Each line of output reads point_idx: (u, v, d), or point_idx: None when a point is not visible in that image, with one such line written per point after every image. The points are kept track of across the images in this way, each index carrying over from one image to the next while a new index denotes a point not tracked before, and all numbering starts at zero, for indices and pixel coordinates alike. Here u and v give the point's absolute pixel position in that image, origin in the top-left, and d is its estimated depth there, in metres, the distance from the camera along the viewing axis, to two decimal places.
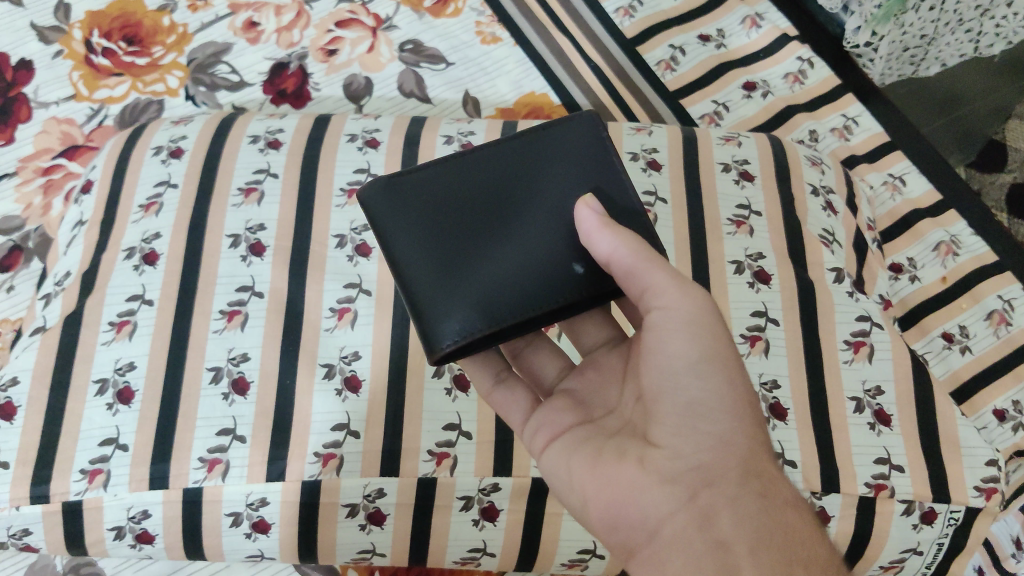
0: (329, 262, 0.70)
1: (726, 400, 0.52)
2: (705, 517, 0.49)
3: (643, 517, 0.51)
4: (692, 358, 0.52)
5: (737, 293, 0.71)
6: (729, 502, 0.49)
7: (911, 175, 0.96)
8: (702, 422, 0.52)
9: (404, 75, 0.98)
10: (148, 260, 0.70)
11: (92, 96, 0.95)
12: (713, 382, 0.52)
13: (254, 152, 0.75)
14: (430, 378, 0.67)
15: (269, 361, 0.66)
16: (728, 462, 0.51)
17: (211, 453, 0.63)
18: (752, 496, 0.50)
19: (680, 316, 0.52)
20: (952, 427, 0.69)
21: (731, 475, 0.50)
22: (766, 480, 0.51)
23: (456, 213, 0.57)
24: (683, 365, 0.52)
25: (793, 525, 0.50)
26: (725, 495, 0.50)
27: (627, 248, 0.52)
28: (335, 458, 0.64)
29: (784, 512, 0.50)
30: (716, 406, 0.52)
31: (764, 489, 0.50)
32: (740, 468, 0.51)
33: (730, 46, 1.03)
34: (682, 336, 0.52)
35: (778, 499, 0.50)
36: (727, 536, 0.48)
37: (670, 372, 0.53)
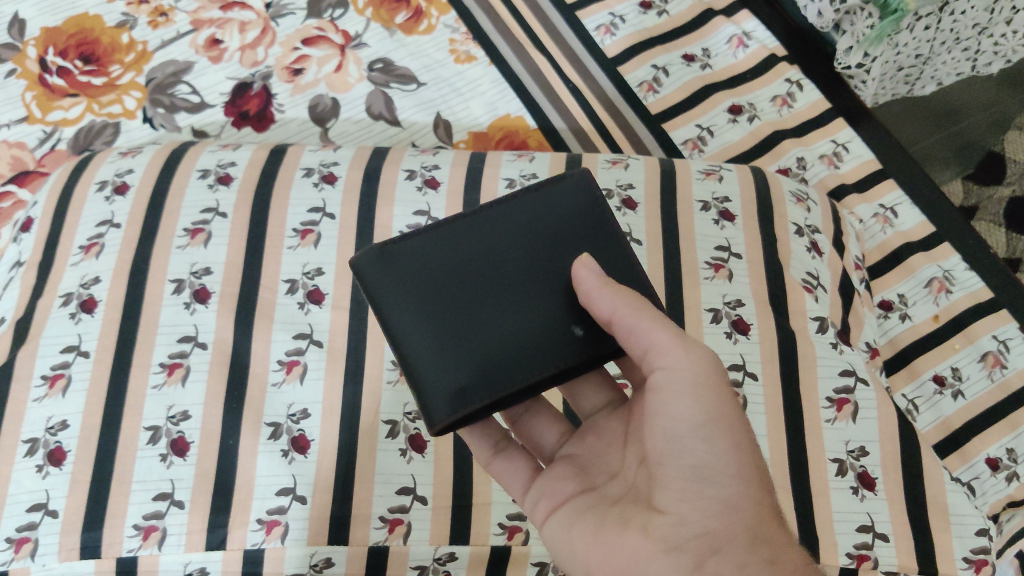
0: (278, 310, 0.66)
1: (733, 463, 0.50)
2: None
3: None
4: (696, 422, 0.50)
5: (714, 345, 0.66)
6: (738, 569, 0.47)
7: (903, 206, 0.91)
8: (709, 489, 0.49)
9: (372, 96, 0.93)
10: (85, 307, 0.65)
11: (45, 118, 0.91)
12: (720, 448, 0.50)
13: (203, 189, 0.71)
14: (384, 439, 0.62)
15: (211, 419, 0.62)
16: (736, 528, 0.49)
17: (147, 520, 0.59)
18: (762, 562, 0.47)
19: (686, 378, 0.50)
20: (939, 492, 0.65)
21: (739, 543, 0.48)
22: (773, 545, 0.49)
23: (448, 279, 0.53)
24: (688, 429, 0.50)
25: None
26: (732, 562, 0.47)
27: (631, 312, 0.49)
28: (279, 525, 0.60)
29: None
30: (721, 470, 0.50)
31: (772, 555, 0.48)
32: (748, 534, 0.49)
33: (716, 66, 0.98)
34: (687, 401, 0.50)
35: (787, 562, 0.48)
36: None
37: (674, 437, 0.50)
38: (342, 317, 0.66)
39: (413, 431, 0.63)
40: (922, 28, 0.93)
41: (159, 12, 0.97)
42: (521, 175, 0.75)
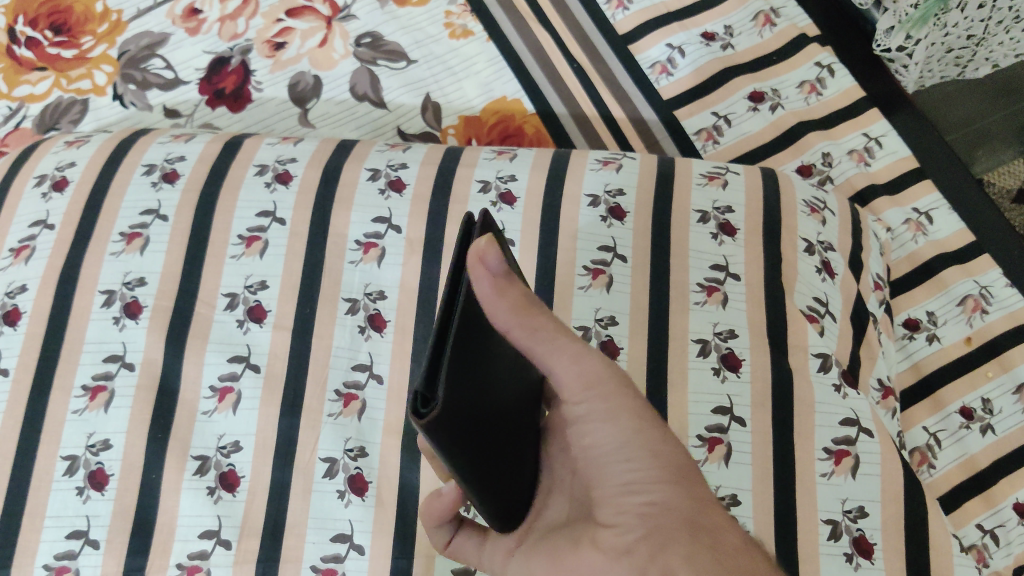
0: (214, 328, 0.60)
1: (662, 465, 0.41)
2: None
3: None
4: (615, 440, 0.41)
5: (698, 383, 0.59)
6: (684, 562, 0.38)
7: (940, 212, 0.82)
8: (640, 493, 0.41)
9: (357, 74, 0.86)
10: (9, 319, 0.60)
11: (11, 93, 0.85)
12: (637, 450, 0.41)
13: (145, 187, 0.65)
14: (320, 479, 0.56)
15: (133, 450, 0.56)
16: (674, 525, 0.39)
17: (58, 560, 0.54)
18: (705, 554, 0.38)
19: (600, 403, 0.41)
20: (945, 562, 0.57)
21: (680, 533, 0.39)
22: (716, 532, 0.39)
23: (462, 361, 0.35)
24: (608, 449, 0.42)
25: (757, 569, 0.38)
26: (679, 556, 0.38)
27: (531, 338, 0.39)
28: (200, 571, 0.54)
29: (742, 559, 0.38)
30: (648, 471, 0.41)
31: (714, 541, 0.39)
32: (688, 525, 0.39)
33: (739, 46, 0.89)
34: (600, 422, 0.42)
35: (732, 547, 0.39)
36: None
37: (602, 459, 0.42)
38: (284, 339, 0.60)
39: (353, 471, 0.57)
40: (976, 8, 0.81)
41: None
42: (497, 176, 0.67)
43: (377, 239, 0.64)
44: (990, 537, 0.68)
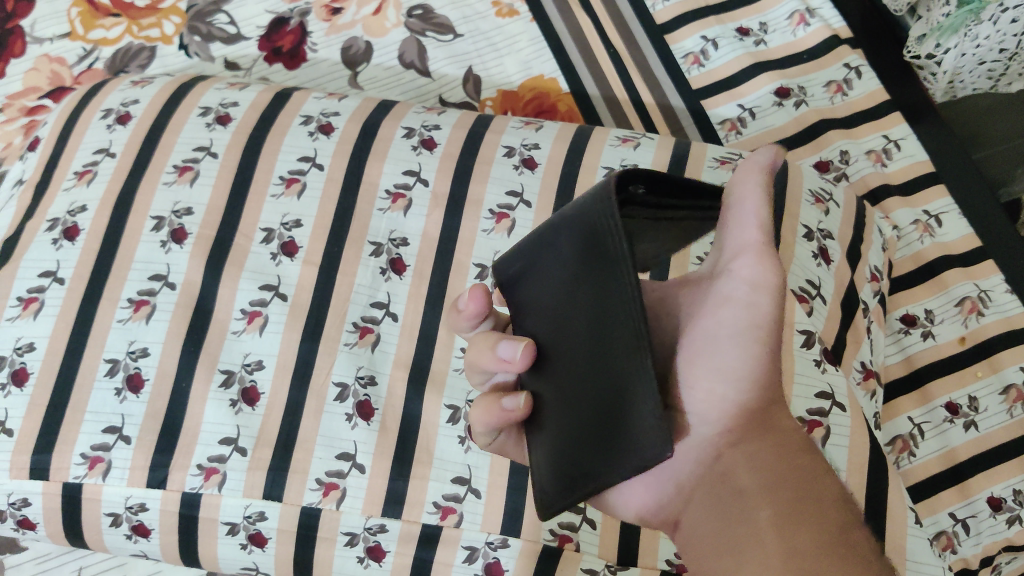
0: (250, 258, 0.66)
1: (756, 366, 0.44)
2: (728, 476, 0.43)
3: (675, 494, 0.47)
4: (738, 326, 0.44)
5: None
6: (749, 459, 0.43)
7: (950, 216, 0.85)
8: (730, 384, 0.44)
9: (406, 43, 0.91)
10: (68, 234, 0.67)
11: (87, 36, 0.92)
12: (750, 357, 0.44)
13: (200, 127, 0.71)
14: (331, 401, 0.62)
15: (168, 359, 0.63)
16: (749, 422, 0.44)
17: (94, 450, 0.61)
18: (774, 448, 0.43)
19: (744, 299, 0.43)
20: (901, 534, 0.60)
21: (752, 433, 0.44)
22: (784, 435, 0.44)
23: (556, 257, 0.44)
24: (726, 332, 0.44)
25: (821, 479, 0.41)
26: (743, 454, 0.43)
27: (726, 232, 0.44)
28: (217, 473, 0.61)
29: (803, 456, 0.43)
30: (744, 388, 0.44)
31: (780, 439, 0.43)
32: (762, 423, 0.44)
33: (771, 43, 0.93)
34: (735, 317, 0.44)
35: (794, 448, 0.43)
36: (742, 489, 0.41)
37: (719, 357, 0.44)
38: (311, 273, 0.65)
39: (362, 397, 0.62)
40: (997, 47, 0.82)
41: None
42: (522, 144, 0.72)
43: (405, 190, 0.69)
44: (961, 526, 0.71)
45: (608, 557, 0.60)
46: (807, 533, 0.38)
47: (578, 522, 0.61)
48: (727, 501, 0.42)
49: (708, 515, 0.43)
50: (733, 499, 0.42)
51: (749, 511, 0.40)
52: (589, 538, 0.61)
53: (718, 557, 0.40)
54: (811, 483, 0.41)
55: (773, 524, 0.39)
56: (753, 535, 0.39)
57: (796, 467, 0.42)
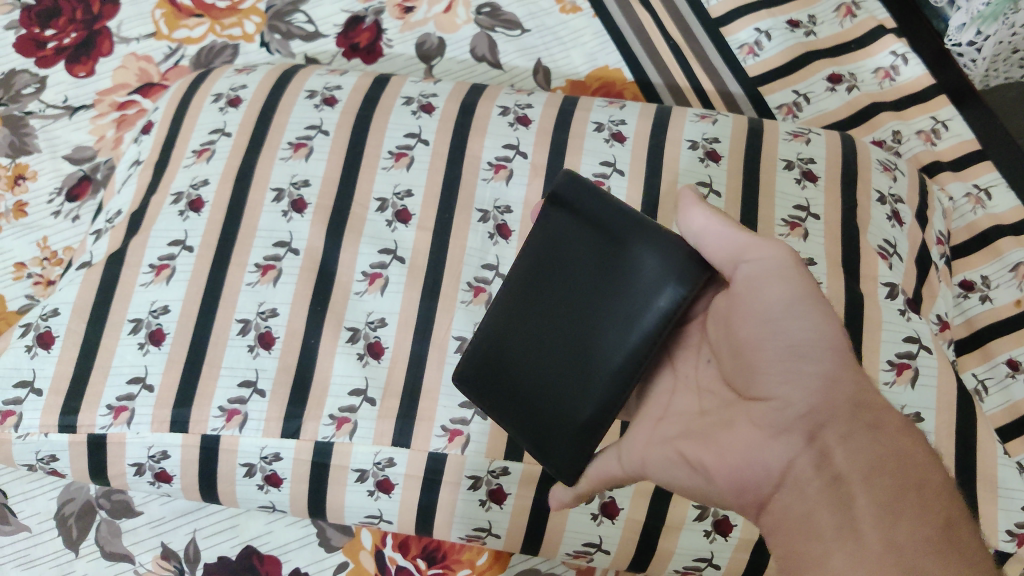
0: (367, 225, 0.70)
1: (830, 340, 0.49)
2: (823, 458, 0.47)
3: (760, 481, 0.49)
4: (788, 301, 0.50)
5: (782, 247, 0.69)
6: (842, 440, 0.47)
7: (999, 189, 0.90)
8: (804, 361, 0.49)
9: (477, 39, 0.96)
10: (193, 207, 0.71)
11: (171, 35, 0.97)
12: (816, 327, 0.49)
13: (309, 107, 0.76)
14: (452, 354, 0.66)
15: (297, 318, 0.67)
16: (836, 401, 0.48)
17: (231, 403, 0.64)
18: (867, 429, 0.47)
19: (774, 266, 0.51)
20: (991, 464, 0.64)
21: (842, 414, 0.48)
22: (876, 413, 0.48)
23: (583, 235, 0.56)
24: (779, 310, 0.50)
25: (916, 455, 0.47)
26: (837, 436, 0.47)
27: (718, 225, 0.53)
28: (349, 422, 0.64)
29: (899, 441, 0.47)
30: (819, 361, 0.49)
31: (875, 420, 0.48)
32: (851, 403, 0.48)
33: (821, 34, 0.99)
34: (774, 284, 0.50)
35: (892, 427, 0.48)
36: (841, 476, 0.46)
37: (779, 332, 0.50)
38: (425, 238, 0.70)
39: None
40: None
41: None
42: (610, 120, 0.77)
43: (506, 162, 0.74)
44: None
45: None
46: (907, 529, 0.43)
47: None
48: (824, 488, 0.46)
49: (804, 499, 0.47)
50: (830, 484, 0.46)
51: (846, 497, 0.45)
52: None
53: (817, 544, 0.45)
54: (912, 471, 0.46)
55: (873, 519, 0.44)
56: (852, 528, 0.44)
57: (891, 454, 0.46)
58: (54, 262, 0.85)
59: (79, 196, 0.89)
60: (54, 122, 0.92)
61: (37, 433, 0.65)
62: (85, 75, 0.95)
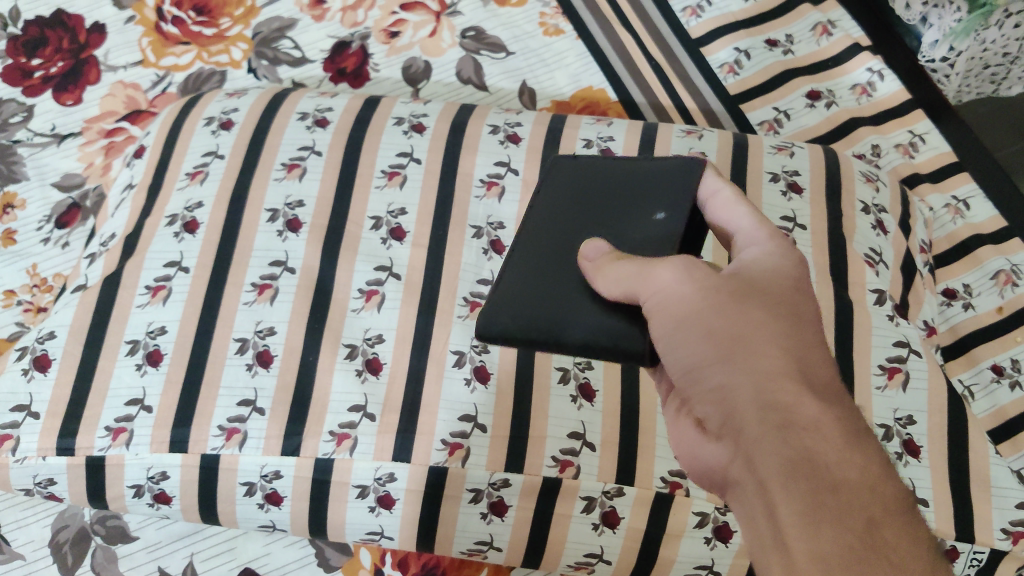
0: (362, 243, 0.72)
1: (723, 344, 0.42)
2: (748, 466, 0.39)
3: (713, 481, 0.43)
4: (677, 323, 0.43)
5: None
6: (759, 443, 0.39)
7: (977, 200, 0.93)
8: (705, 376, 0.42)
9: (463, 62, 0.98)
10: (188, 228, 0.71)
11: (158, 63, 0.98)
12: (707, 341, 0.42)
13: (301, 129, 0.78)
14: (451, 367, 0.66)
15: (294, 336, 0.67)
16: (743, 403, 0.40)
17: (230, 422, 0.64)
18: (780, 432, 0.39)
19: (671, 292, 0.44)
20: (984, 463, 0.66)
21: (751, 416, 0.40)
22: (789, 405, 0.40)
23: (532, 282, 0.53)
24: (672, 332, 0.44)
25: (839, 454, 0.38)
26: (752, 440, 0.39)
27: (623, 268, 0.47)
28: (349, 438, 0.64)
29: (816, 433, 0.39)
30: (720, 370, 0.42)
31: (787, 418, 0.39)
32: (759, 403, 0.40)
33: (798, 52, 1.02)
34: (661, 320, 0.44)
35: (808, 420, 0.39)
36: (763, 483, 0.38)
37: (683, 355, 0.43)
38: (421, 254, 0.71)
39: (478, 363, 0.67)
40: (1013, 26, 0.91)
41: None
42: (598, 137, 0.79)
43: (497, 179, 0.76)
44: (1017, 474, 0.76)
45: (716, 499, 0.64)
46: (833, 540, 0.36)
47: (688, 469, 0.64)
48: (755, 495, 0.39)
49: (743, 509, 0.40)
50: (757, 494, 0.39)
51: (776, 514, 0.37)
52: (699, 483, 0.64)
53: (763, 563, 0.38)
54: (831, 471, 0.37)
55: (802, 532, 0.36)
56: (782, 539, 0.37)
57: (812, 451, 0.38)
58: (43, 289, 0.85)
59: (68, 223, 0.89)
60: (42, 150, 0.92)
61: (35, 456, 0.64)
62: (72, 103, 0.95)
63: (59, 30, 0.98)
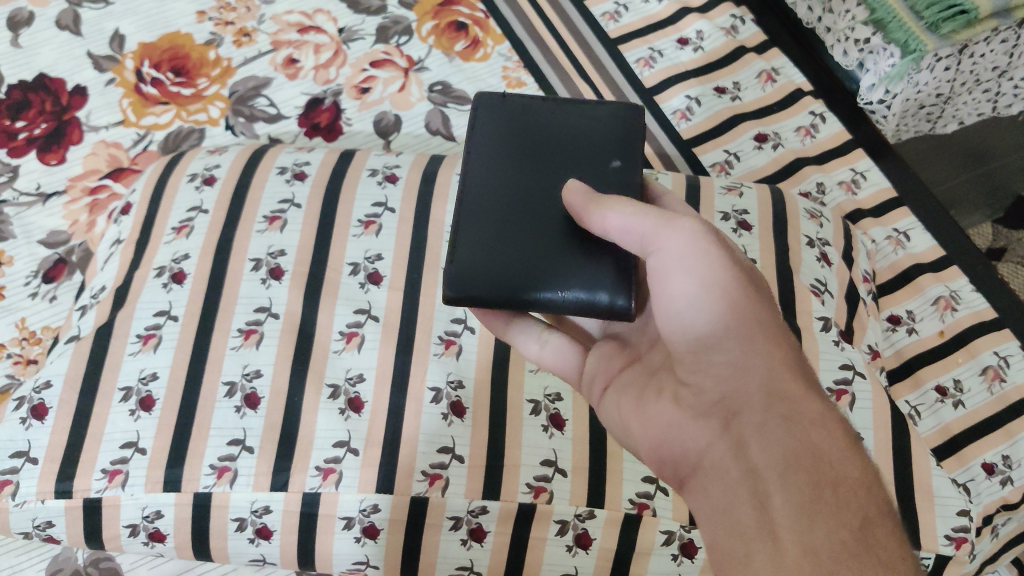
0: (342, 289, 0.76)
1: (737, 327, 0.50)
2: (739, 448, 0.45)
3: (681, 459, 0.49)
4: (691, 293, 0.51)
5: None
6: (759, 428, 0.46)
7: (916, 232, 1.00)
8: (718, 353, 0.50)
9: (431, 114, 1.04)
10: (176, 279, 0.75)
11: (139, 122, 1.02)
12: (720, 314, 0.50)
13: (281, 183, 0.83)
14: (428, 403, 0.70)
15: (280, 378, 0.71)
16: (749, 387, 0.48)
17: (221, 461, 0.67)
18: (781, 419, 0.46)
19: (682, 254, 0.51)
20: (926, 475, 0.71)
21: (756, 404, 0.47)
22: (793, 402, 0.47)
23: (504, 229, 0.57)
24: (685, 303, 0.51)
25: (830, 451, 0.45)
26: (752, 425, 0.46)
27: (619, 215, 0.52)
28: (334, 472, 0.67)
29: (814, 432, 0.46)
30: (730, 349, 0.49)
31: (791, 411, 0.46)
32: (766, 396, 0.47)
33: (745, 98, 1.09)
34: (680, 276, 0.51)
35: (808, 418, 0.46)
36: (756, 467, 0.44)
37: (687, 316, 0.51)
38: (397, 296, 0.76)
39: (454, 398, 0.71)
40: (942, 69, 1.00)
41: (243, 33, 1.09)
42: None
43: None
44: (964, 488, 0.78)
45: (680, 517, 0.69)
46: (823, 529, 0.41)
47: (653, 491, 0.70)
48: (742, 476, 0.44)
49: (721, 484, 0.45)
50: (745, 472, 0.44)
51: (763, 494, 0.43)
52: (665, 502, 0.69)
53: (734, 540, 0.42)
54: (826, 467, 0.44)
55: (787, 515, 0.42)
56: (769, 520, 0.42)
57: (808, 445, 0.45)
58: (32, 341, 0.88)
59: (55, 278, 0.92)
60: (28, 209, 0.96)
61: (34, 500, 0.67)
62: (56, 163, 0.99)
63: (42, 93, 1.02)
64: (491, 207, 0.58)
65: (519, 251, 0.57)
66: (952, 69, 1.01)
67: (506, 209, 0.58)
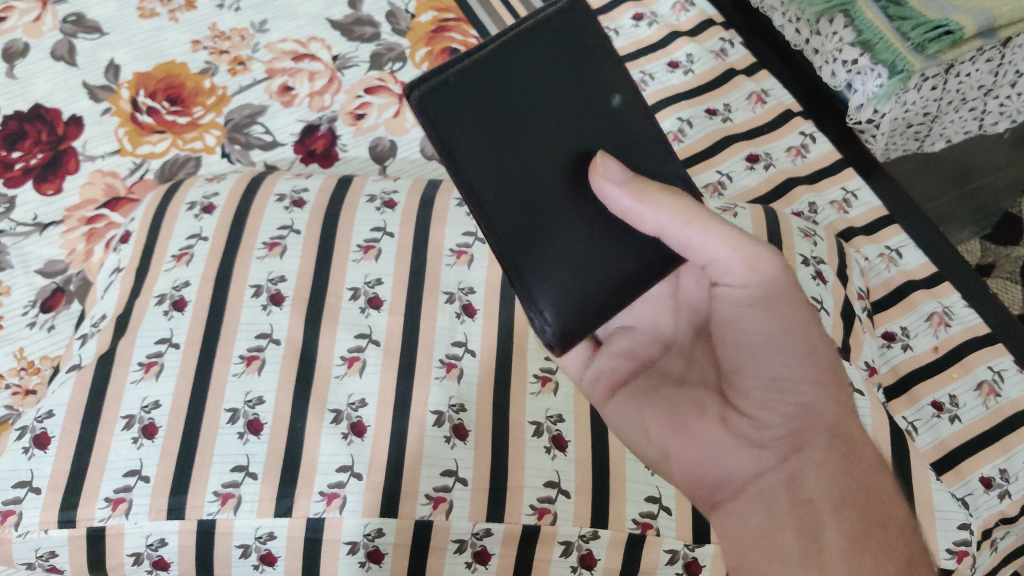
0: (342, 313, 0.77)
1: (809, 374, 0.63)
2: (794, 480, 0.60)
3: (726, 481, 0.63)
4: (766, 337, 0.62)
5: None
6: (817, 464, 0.61)
7: (908, 249, 1.01)
8: (787, 396, 0.63)
9: (426, 140, 1.05)
10: (177, 306, 0.76)
11: (135, 151, 1.03)
12: (794, 360, 0.62)
13: (279, 210, 0.83)
14: (431, 427, 0.71)
15: (282, 404, 0.71)
16: (814, 428, 0.62)
17: (225, 487, 0.67)
18: (839, 460, 0.60)
19: (756, 296, 0.61)
20: (926, 490, 0.71)
21: (819, 443, 0.61)
22: (856, 445, 0.62)
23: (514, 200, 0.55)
24: (760, 342, 0.63)
25: (879, 487, 0.60)
26: (812, 462, 0.61)
27: (670, 217, 0.56)
28: (338, 497, 0.67)
29: (871, 474, 0.60)
30: (801, 392, 0.63)
31: (851, 454, 0.61)
32: (827, 435, 0.62)
33: (736, 119, 1.11)
34: (761, 318, 0.62)
35: (867, 462, 0.61)
36: (811, 499, 0.59)
37: (764, 360, 0.63)
38: (398, 320, 0.77)
39: (457, 421, 0.71)
40: (929, 88, 1.01)
41: (238, 62, 1.10)
42: None
43: (466, 248, 0.83)
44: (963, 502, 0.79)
45: (684, 536, 0.70)
46: (871, 556, 0.56)
47: (656, 511, 0.70)
48: (793, 505, 0.59)
49: (770, 506, 0.60)
50: (799, 501, 0.59)
51: (817, 528, 0.57)
52: (668, 522, 0.70)
53: (783, 556, 0.57)
54: (878, 507, 0.59)
55: (840, 548, 0.56)
56: (819, 545, 0.56)
57: (860, 481, 0.60)
58: (31, 371, 0.88)
59: (53, 307, 0.92)
60: (25, 239, 0.96)
61: (37, 530, 0.67)
62: (53, 193, 0.99)
63: (38, 124, 1.03)
64: (493, 169, 0.54)
65: (525, 220, 0.56)
66: (937, 90, 1.02)
67: (507, 174, 0.54)
